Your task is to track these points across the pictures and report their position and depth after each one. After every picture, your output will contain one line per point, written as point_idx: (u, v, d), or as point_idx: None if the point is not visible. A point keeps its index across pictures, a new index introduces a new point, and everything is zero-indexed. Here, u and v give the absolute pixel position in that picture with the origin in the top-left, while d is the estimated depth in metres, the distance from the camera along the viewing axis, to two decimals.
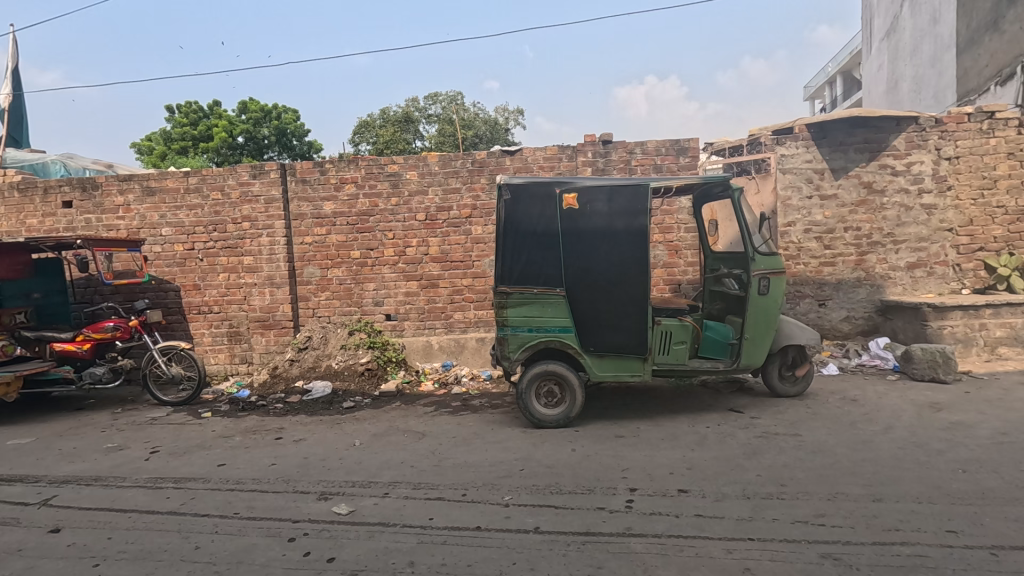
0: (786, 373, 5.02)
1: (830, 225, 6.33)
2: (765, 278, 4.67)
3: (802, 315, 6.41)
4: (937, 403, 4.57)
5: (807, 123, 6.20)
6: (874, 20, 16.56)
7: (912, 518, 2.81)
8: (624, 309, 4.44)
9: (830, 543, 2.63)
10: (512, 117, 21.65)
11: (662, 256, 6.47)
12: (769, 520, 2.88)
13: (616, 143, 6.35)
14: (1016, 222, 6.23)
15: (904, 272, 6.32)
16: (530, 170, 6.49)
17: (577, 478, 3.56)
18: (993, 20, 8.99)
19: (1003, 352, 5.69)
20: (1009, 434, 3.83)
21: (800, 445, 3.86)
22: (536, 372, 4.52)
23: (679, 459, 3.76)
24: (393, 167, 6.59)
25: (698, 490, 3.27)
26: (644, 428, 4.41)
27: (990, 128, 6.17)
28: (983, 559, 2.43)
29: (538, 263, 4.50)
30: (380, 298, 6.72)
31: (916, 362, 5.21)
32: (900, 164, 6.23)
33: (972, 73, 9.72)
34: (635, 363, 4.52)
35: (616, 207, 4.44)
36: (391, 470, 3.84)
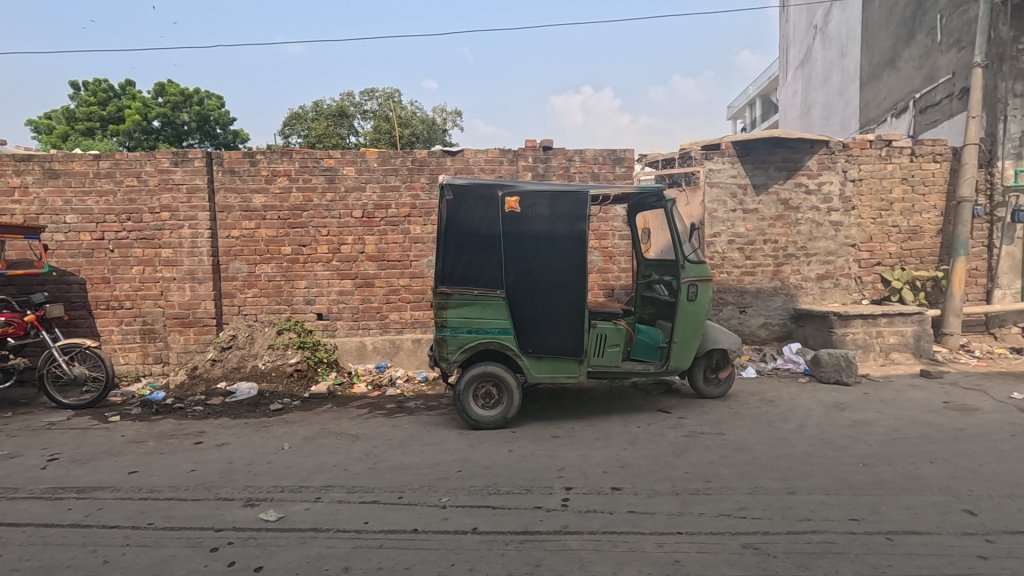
0: (710, 375, 5.31)
1: (751, 237, 6.77)
2: (693, 285, 4.91)
3: (724, 321, 6.80)
4: (840, 404, 4.99)
5: (733, 141, 6.61)
6: (790, 51, 17.91)
7: (821, 508, 3.06)
8: (563, 312, 4.54)
9: (750, 534, 2.81)
10: (450, 118, 21.61)
11: (597, 261, 6.67)
12: (697, 514, 3.04)
13: (556, 150, 6.49)
14: (908, 241, 6.92)
15: (814, 283, 6.86)
16: (471, 171, 6.50)
17: (514, 478, 3.59)
18: (890, 57, 9.95)
19: (896, 357, 6.29)
20: (900, 431, 4.25)
21: (723, 444, 4.10)
22: (474, 373, 4.52)
23: (612, 458, 3.89)
24: (329, 162, 6.38)
25: (631, 487, 3.40)
26: (579, 429, 4.52)
27: (888, 155, 6.83)
28: (881, 543, 2.69)
29: (479, 265, 4.51)
30: (312, 297, 6.47)
31: (824, 366, 5.66)
32: (813, 183, 6.77)
33: (872, 104, 10.70)
34: (571, 365, 4.62)
35: (557, 211, 4.54)
36: (324, 474, 3.71)
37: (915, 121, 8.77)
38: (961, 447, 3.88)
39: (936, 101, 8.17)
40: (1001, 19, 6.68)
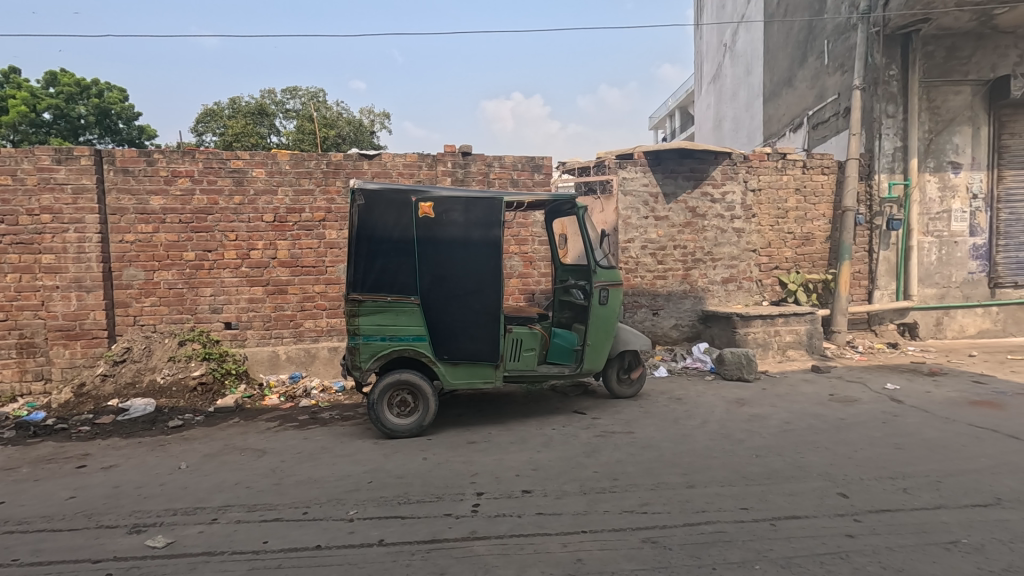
0: (623, 376, 5.50)
1: (662, 243, 7.10)
2: (605, 289, 5.09)
3: (639, 323, 7.08)
4: (741, 399, 5.33)
5: (644, 151, 6.92)
6: (703, 66, 18.99)
7: (715, 500, 3.24)
8: (479, 317, 4.56)
9: (650, 529, 2.93)
10: (378, 120, 21.21)
11: (517, 266, 6.76)
12: (602, 512, 3.14)
13: (475, 156, 6.52)
14: (802, 246, 7.52)
15: (720, 286, 7.29)
16: (390, 176, 6.41)
17: (426, 486, 3.55)
18: (787, 77, 10.78)
19: (791, 354, 6.79)
20: (791, 423, 4.59)
21: (632, 442, 4.26)
22: (388, 381, 4.46)
23: (525, 461, 3.94)
24: (237, 163, 6.08)
25: (541, 490, 3.46)
26: (495, 434, 4.55)
27: (784, 167, 7.39)
28: (765, 529, 2.89)
29: (392, 271, 4.44)
30: (218, 305, 6.12)
31: (727, 364, 6.02)
32: (717, 192, 7.20)
33: (774, 120, 11.54)
34: (488, 370, 4.64)
35: (472, 218, 4.56)
36: (224, 493, 3.51)
37: (809, 136, 9.56)
38: (840, 435, 4.25)
39: (824, 118, 8.95)
40: (876, 46, 7.41)
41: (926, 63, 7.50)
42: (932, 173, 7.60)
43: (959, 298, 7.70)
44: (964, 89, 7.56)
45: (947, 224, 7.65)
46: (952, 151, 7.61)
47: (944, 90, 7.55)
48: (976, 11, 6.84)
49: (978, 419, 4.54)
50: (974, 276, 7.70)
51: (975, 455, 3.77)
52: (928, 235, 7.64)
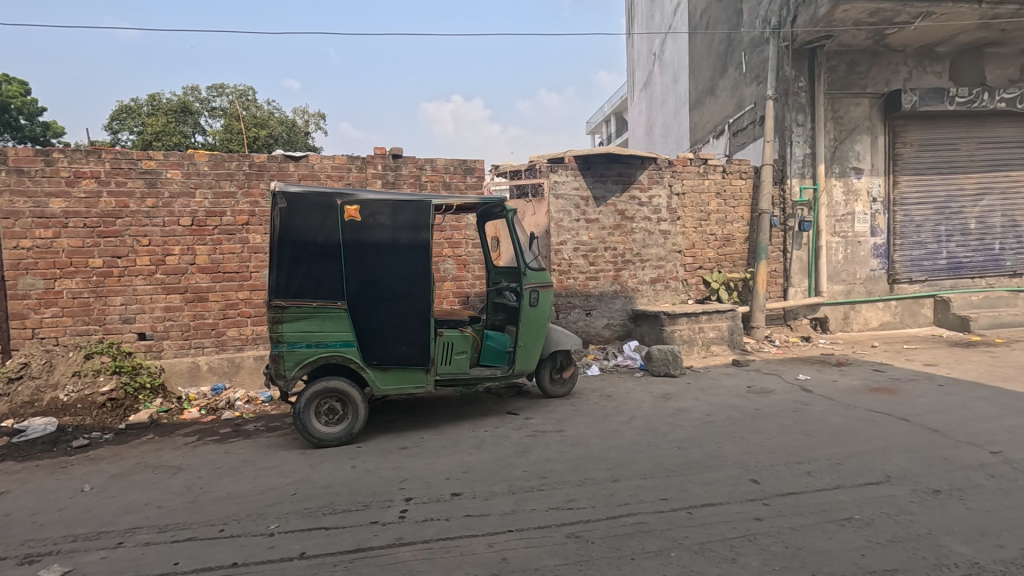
0: (555, 376, 5.60)
1: (593, 245, 7.30)
2: (535, 290, 5.17)
3: (572, 323, 7.23)
4: (667, 394, 5.55)
5: (574, 155, 7.09)
6: (635, 74, 19.67)
7: (637, 492, 3.36)
8: (408, 321, 4.52)
9: (574, 524, 3.00)
10: (313, 121, 20.61)
11: (451, 269, 6.75)
12: (529, 510, 3.18)
13: (406, 158, 6.47)
14: (723, 247, 7.93)
15: (649, 286, 7.57)
16: (317, 178, 6.25)
17: (353, 495, 3.48)
18: (710, 86, 11.34)
19: (715, 349, 7.13)
20: (711, 415, 4.83)
21: (562, 440, 4.35)
22: (316, 390, 4.34)
23: (456, 464, 3.94)
24: (149, 163, 5.74)
25: (470, 492, 3.47)
26: (427, 438, 4.52)
27: (705, 172, 7.77)
28: (682, 517, 3.03)
29: (318, 275, 4.33)
30: (130, 315, 5.75)
31: (655, 361, 6.25)
32: (644, 196, 7.47)
33: (699, 126, 12.11)
34: (418, 375, 4.61)
35: (400, 221, 4.52)
36: (132, 514, 3.30)
37: (730, 143, 10.11)
38: (755, 425, 4.51)
39: (743, 126, 9.48)
40: (786, 60, 7.94)
41: (830, 76, 8.11)
42: (838, 179, 8.22)
43: (863, 293, 8.34)
44: (864, 101, 8.21)
45: (851, 225, 8.29)
46: (855, 158, 8.25)
47: (846, 102, 8.18)
48: (871, 30, 7.46)
49: (875, 405, 4.94)
50: (875, 273, 8.38)
51: (871, 438, 4.10)
52: (835, 235, 8.25)
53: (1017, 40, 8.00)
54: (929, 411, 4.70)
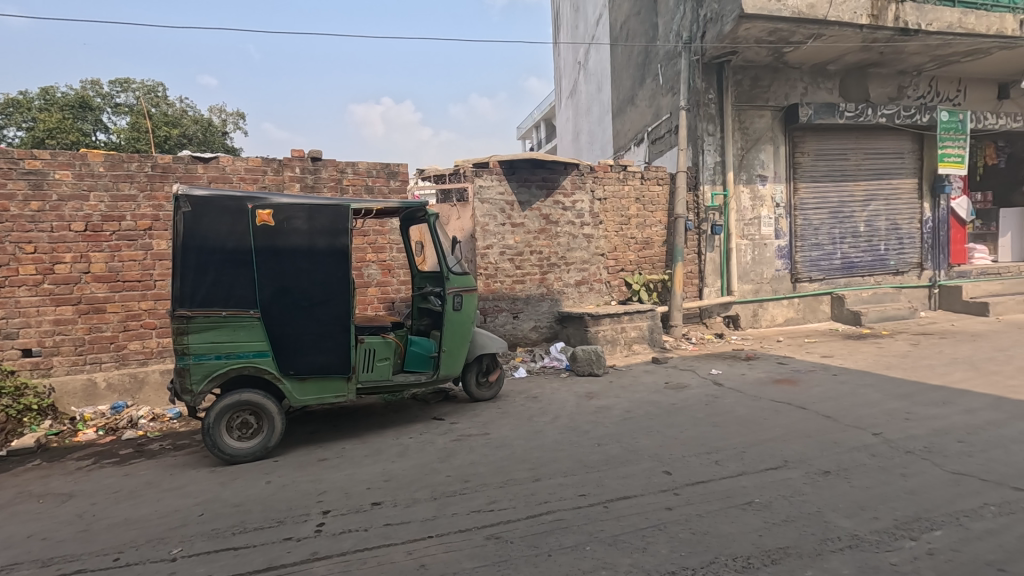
0: (481, 379, 5.63)
1: (519, 249, 7.40)
2: (458, 295, 5.18)
3: (500, 326, 7.29)
4: (591, 393, 5.71)
5: (499, 160, 7.17)
6: (562, 81, 20.16)
7: (557, 490, 3.44)
8: (328, 328, 4.39)
9: (494, 525, 3.03)
10: (231, 120, 19.60)
11: (375, 274, 6.62)
12: (450, 515, 3.18)
13: (326, 161, 6.31)
14: (643, 250, 8.28)
15: (573, 288, 7.77)
16: (229, 180, 5.95)
17: (266, 511, 3.33)
18: (630, 95, 11.80)
19: (636, 348, 7.40)
20: (630, 411, 5.02)
21: (487, 443, 4.37)
22: (227, 403, 4.11)
23: (378, 473, 3.86)
24: (34, 163, 5.24)
25: (391, 500, 3.41)
26: (349, 448, 4.40)
27: (625, 177, 8.08)
28: (599, 511, 3.13)
29: (228, 283, 4.12)
30: (12, 330, 5.22)
31: (579, 361, 6.41)
32: (568, 201, 7.66)
33: (621, 134, 12.60)
34: (339, 384, 4.49)
35: (316, 225, 4.38)
36: (10, 549, 2.99)
37: (649, 150, 10.59)
38: (670, 419, 4.73)
39: (660, 134, 9.96)
40: (696, 73, 8.43)
41: (736, 89, 8.68)
42: (745, 185, 8.79)
43: (769, 292, 8.97)
44: (766, 113, 8.84)
45: (758, 228, 8.89)
46: (760, 166, 8.86)
47: (750, 113, 8.77)
48: (771, 48, 8.06)
49: (777, 395, 5.32)
50: (779, 273, 9.02)
51: (772, 426, 4.41)
52: (743, 238, 8.81)
53: (894, 62, 8.91)
54: (824, 399, 5.12)
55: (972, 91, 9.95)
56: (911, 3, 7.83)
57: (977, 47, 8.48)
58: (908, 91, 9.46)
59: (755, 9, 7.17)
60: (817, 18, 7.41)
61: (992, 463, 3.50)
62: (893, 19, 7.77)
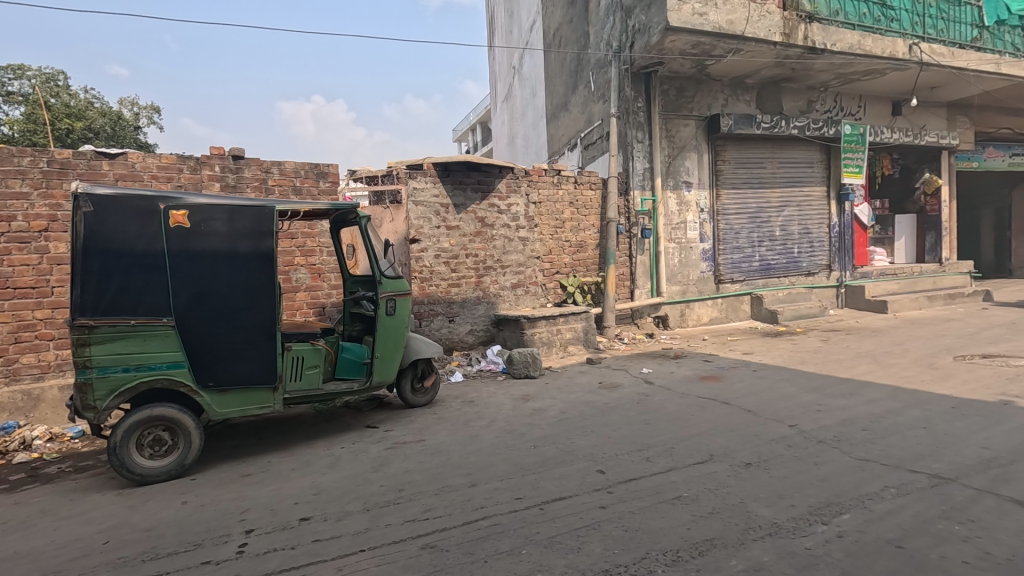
0: (416, 385, 5.53)
1: (454, 252, 7.35)
2: (391, 299, 5.05)
3: (436, 330, 7.20)
4: (527, 395, 5.74)
5: (433, 162, 7.09)
6: (497, 85, 20.25)
7: (493, 494, 3.42)
8: (251, 336, 4.16)
9: (429, 534, 2.96)
10: (144, 114, 18.27)
11: (304, 279, 6.37)
12: (383, 526, 3.08)
13: (249, 160, 6.01)
14: (577, 253, 8.44)
15: (509, 291, 7.80)
16: (139, 178, 5.54)
17: (182, 534, 3.10)
18: (563, 101, 12.02)
19: (571, 349, 7.52)
20: (566, 412, 5.09)
21: (422, 450, 4.29)
22: (137, 420, 3.80)
23: (307, 486, 3.69)
24: None
25: (321, 514, 3.27)
26: (275, 462, 4.19)
27: (559, 181, 8.21)
28: (534, 513, 3.14)
29: (137, 289, 3.81)
30: None
31: (515, 364, 6.43)
32: (503, 204, 7.68)
33: (554, 139, 12.82)
34: (264, 395, 4.26)
35: (238, 227, 4.14)
36: None
37: (582, 155, 10.83)
38: (604, 418, 4.83)
39: (592, 140, 10.21)
40: (626, 82, 8.71)
41: (663, 99, 9.04)
42: (672, 191, 9.16)
43: (695, 293, 9.39)
44: (691, 122, 9.26)
45: (684, 232, 9.28)
46: (685, 173, 9.26)
47: (676, 122, 9.16)
48: (694, 60, 8.45)
49: (704, 391, 5.57)
50: (704, 275, 9.47)
51: (699, 422, 4.61)
52: (671, 241, 9.18)
53: (804, 78, 9.58)
54: (745, 394, 5.40)
55: (871, 107, 10.88)
56: (817, 24, 8.45)
57: (874, 68, 9.28)
58: (816, 105, 10.21)
59: (679, 22, 7.50)
60: (736, 34, 7.85)
61: (891, 449, 3.82)
62: (803, 38, 8.35)
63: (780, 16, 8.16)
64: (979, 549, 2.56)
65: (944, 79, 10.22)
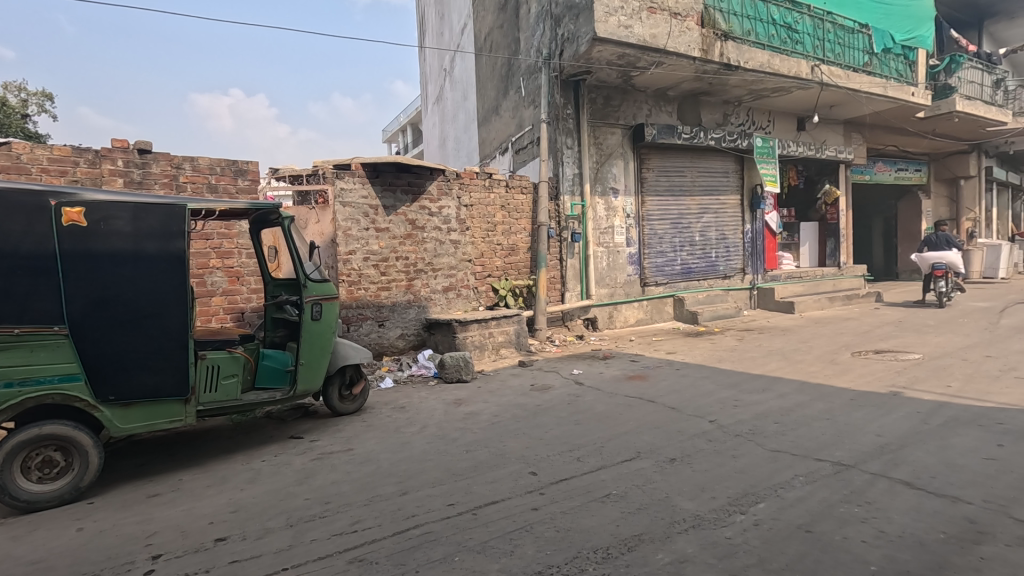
0: (344, 393, 5.33)
1: (384, 255, 7.18)
2: (317, 303, 4.84)
3: (365, 335, 6.99)
4: (459, 400, 5.69)
5: (361, 162, 6.90)
6: (427, 87, 20.04)
7: (425, 502, 3.35)
8: (159, 344, 3.85)
9: (357, 547, 2.86)
10: (34, 101, 16.54)
11: (221, 282, 5.99)
12: (308, 542, 2.93)
13: (157, 155, 5.59)
14: (509, 256, 8.50)
15: (441, 294, 7.71)
16: (27, 172, 5.00)
17: (77, 565, 2.80)
18: (494, 106, 12.08)
19: (504, 352, 7.54)
20: (498, 416, 5.09)
21: (350, 459, 4.14)
22: (24, 440, 3.40)
23: (223, 504, 3.46)
24: None
25: (239, 533, 3.07)
26: (187, 479, 3.90)
27: (491, 185, 8.23)
28: (467, 519, 3.10)
29: (22, 294, 3.41)
30: None
31: (448, 368, 6.36)
32: (434, 206, 7.59)
33: (486, 142, 12.85)
34: (174, 408, 3.95)
35: (143, 227, 3.82)
36: None
37: (513, 159, 10.93)
38: (535, 420, 4.87)
39: (523, 144, 10.33)
40: (555, 88, 8.88)
41: (591, 107, 9.29)
42: (600, 197, 9.43)
43: (623, 295, 9.70)
44: (617, 131, 9.58)
45: (612, 237, 9.58)
46: (612, 179, 9.56)
47: (604, 130, 9.44)
48: (620, 71, 8.75)
49: (631, 391, 5.75)
50: (630, 278, 9.81)
51: (627, 420, 4.75)
52: (600, 245, 9.44)
53: (720, 93, 10.18)
54: (670, 392, 5.63)
55: (779, 122, 11.72)
56: (731, 43, 9.01)
57: (781, 86, 10.01)
58: (731, 119, 10.88)
59: (606, 33, 7.74)
60: (659, 47, 8.22)
61: (799, 439, 4.11)
62: (719, 55, 8.87)
63: (698, 33, 8.63)
64: (875, 528, 2.80)
65: (841, 98, 11.18)
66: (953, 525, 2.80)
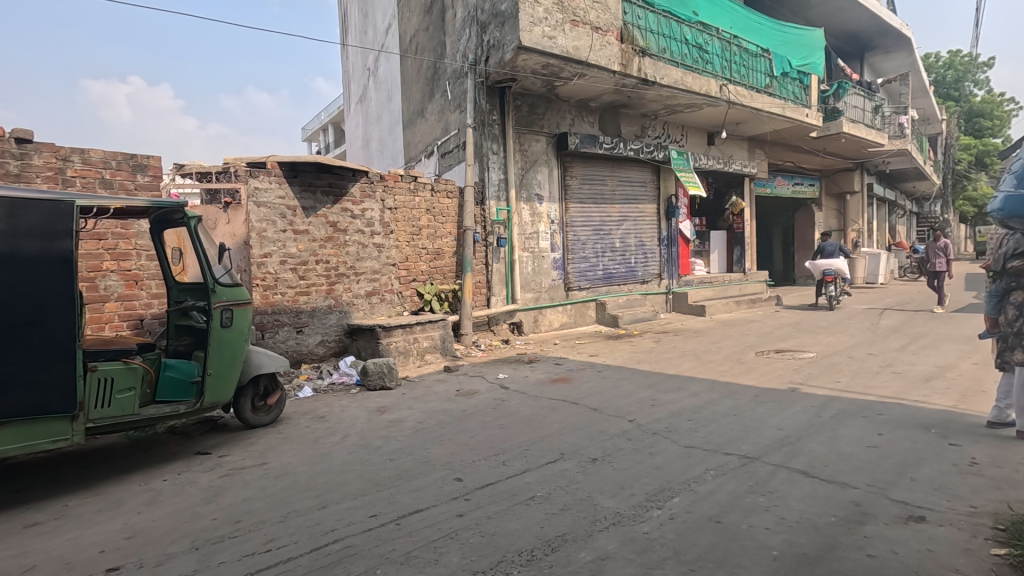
0: (258, 404, 5.04)
1: (303, 258, 6.87)
2: (227, 309, 4.53)
3: (281, 342, 6.66)
4: (382, 407, 5.54)
5: (278, 161, 6.58)
6: (350, 86, 19.47)
7: (345, 515, 3.23)
8: (40, 356, 3.46)
9: (271, 567, 2.70)
10: None
11: (116, 286, 5.49)
12: (216, 565, 2.74)
13: (39, 145, 5.05)
14: (434, 260, 8.42)
15: (363, 299, 7.48)
16: None
17: None
18: (420, 108, 11.95)
19: (429, 357, 7.44)
20: (422, 423, 5.01)
21: (263, 474, 3.92)
22: None
23: (117, 530, 3.16)
24: None
25: (136, 561, 2.81)
26: (74, 505, 3.52)
27: (416, 188, 8.12)
28: (390, 530, 3.02)
29: None
30: None
31: (371, 375, 6.18)
32: (356, 208, 7.37)
33: (411, 145, 12.67)
34: (59, 426, 3.56)
35: (20, 224, 3.42)
36: None
37: (438, 163, 10.85)
38: (461, 426, 4.83)
39: (448, 148, 10.29)
40: (481, 94, 8.91)
41: (516, 114, 9.42)
42: (525, 203, 9.57)
43: (547, 299, 9.88)
44: (542, 138, 9.77)
45: (537, 242, 9.73)
46: (537, 186, 9.73)
47: (529, 137, 9.60)
48: (544, 80, 8.93)
49: (555, 394, 5.85)
50: (555, 282, 10.02)
51: (551, 423, 4.83)
52: (525, 250, 9.57)
53: (639, 106, 10.66)
54: (592, 394, 5.79)
55: (691, 136, 12.45)
56: (649, 59, 9.47)
57: (693, 102, 10.63)
58: (649, 131, 11.42)
59: (531, 43, 7.89)
60: (581, 59, 8.47)
61: (710, 435, 4.37)
62: (637, 70, 9.29)
63: (618, 47, 8.99)
64: (776, 515, 3.02)
65: (746, 116, 12.05)
66: (842, 508, 3.08)
